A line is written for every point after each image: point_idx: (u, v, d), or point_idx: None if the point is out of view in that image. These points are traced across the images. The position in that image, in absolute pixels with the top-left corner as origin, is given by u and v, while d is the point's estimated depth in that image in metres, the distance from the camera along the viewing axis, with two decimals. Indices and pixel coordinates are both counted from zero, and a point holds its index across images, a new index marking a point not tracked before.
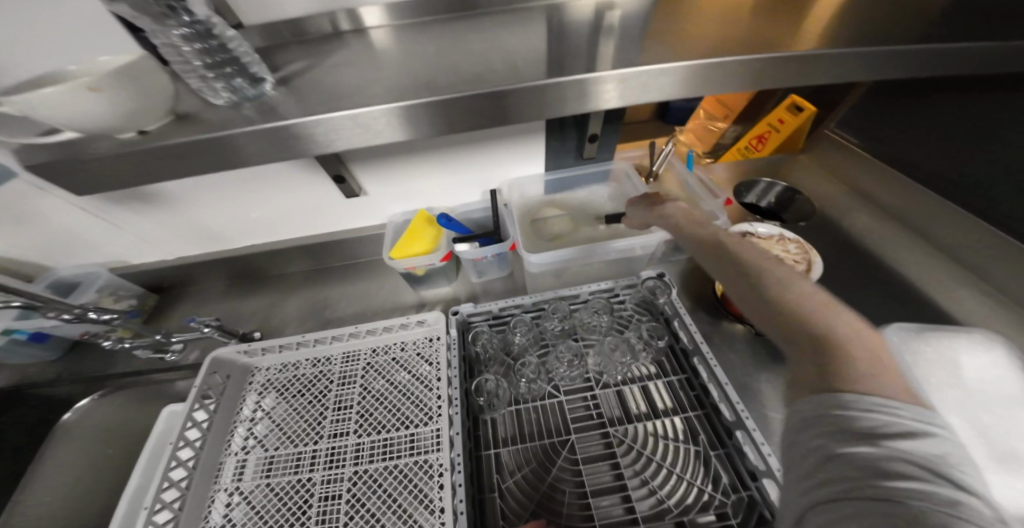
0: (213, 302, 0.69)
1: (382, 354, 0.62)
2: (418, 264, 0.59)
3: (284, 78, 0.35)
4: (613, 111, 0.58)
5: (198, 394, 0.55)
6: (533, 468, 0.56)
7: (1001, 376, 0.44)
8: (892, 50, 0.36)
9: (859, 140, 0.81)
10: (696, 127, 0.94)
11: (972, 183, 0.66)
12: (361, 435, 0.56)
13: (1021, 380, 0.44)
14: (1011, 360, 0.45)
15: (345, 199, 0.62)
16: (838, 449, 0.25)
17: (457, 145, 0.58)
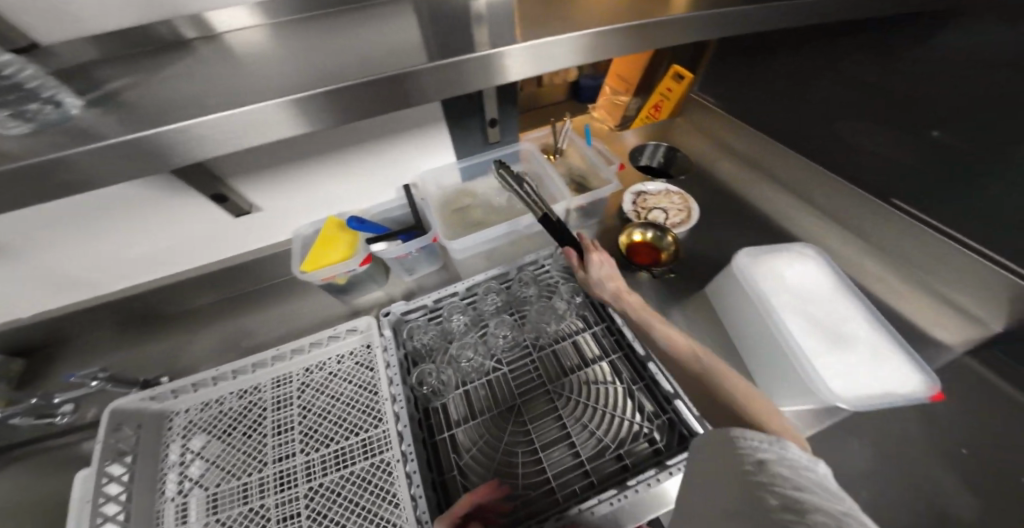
0: (103, 352, 0.63)
1: (316, 371, 0.61)
2: (338, 272, 0.58)
3: (105, 96, 0.32)
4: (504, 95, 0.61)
5: (104, 451, 0.50)
6: (487, 440, 0.59)
7: (816, 282, 0.56)
8: (719, 15, 0.40)
9: (717, 102, 0.93)
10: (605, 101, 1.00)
11: (810, 126, 0.77)
12: (309, 452, 0.55)
13: (830, 282, 0.56)
14: (825, 268, 0.57)
15: (233, 218, 0.58)
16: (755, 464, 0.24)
17: (345, 147, 0.56)
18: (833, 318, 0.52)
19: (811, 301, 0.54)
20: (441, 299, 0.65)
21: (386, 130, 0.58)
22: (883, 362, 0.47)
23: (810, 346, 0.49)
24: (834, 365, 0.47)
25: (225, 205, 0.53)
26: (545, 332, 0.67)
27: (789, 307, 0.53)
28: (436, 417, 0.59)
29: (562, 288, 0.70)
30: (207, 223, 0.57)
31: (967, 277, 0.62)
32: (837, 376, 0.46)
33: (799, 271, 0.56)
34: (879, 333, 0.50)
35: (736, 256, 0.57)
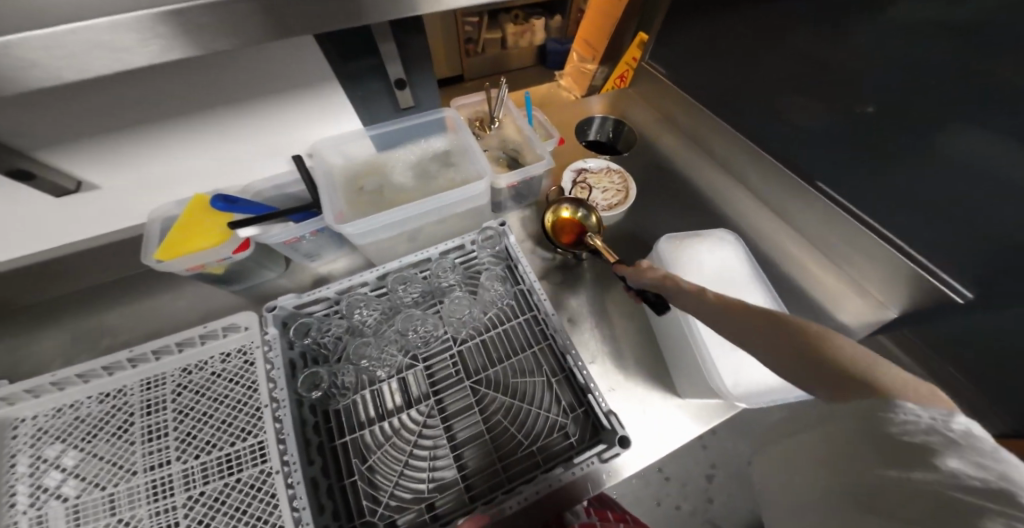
0: None
1: (196, 371, 0.54)
2: (207, 262, 0.49)
3: None
4: (405, 52, 0.52)
5: None
6: (397, 440, 0.54)
7: (731, 267, 0.54)
8: None
9: (662, 68, 0.86)
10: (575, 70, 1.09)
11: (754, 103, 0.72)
12: (188, 459, 0.49)
13: (745, 266, 0.54)
14: (739, 251, 0.55)
15: (57, 198, 0.50)
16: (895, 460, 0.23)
17: (187, 115, 0.48)
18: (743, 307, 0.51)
19: (724, 288, 0.52)
20: (344, 290, 0.58)
21: (244, 95, 0.49)
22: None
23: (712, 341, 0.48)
24: (731, 360, 0.47)
25: (35, 183, 0.45)
26: (464, 323, 0.62)
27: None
28: (338, 418, 0.54)
29: (488, 275, 0.65)
30: (28, 205, 0.50)
31: (876, 262, 0.63)
32: (732, 377, 0.46)
33: (716, 256, 0.54)
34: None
35: (656, 245, 0.53)
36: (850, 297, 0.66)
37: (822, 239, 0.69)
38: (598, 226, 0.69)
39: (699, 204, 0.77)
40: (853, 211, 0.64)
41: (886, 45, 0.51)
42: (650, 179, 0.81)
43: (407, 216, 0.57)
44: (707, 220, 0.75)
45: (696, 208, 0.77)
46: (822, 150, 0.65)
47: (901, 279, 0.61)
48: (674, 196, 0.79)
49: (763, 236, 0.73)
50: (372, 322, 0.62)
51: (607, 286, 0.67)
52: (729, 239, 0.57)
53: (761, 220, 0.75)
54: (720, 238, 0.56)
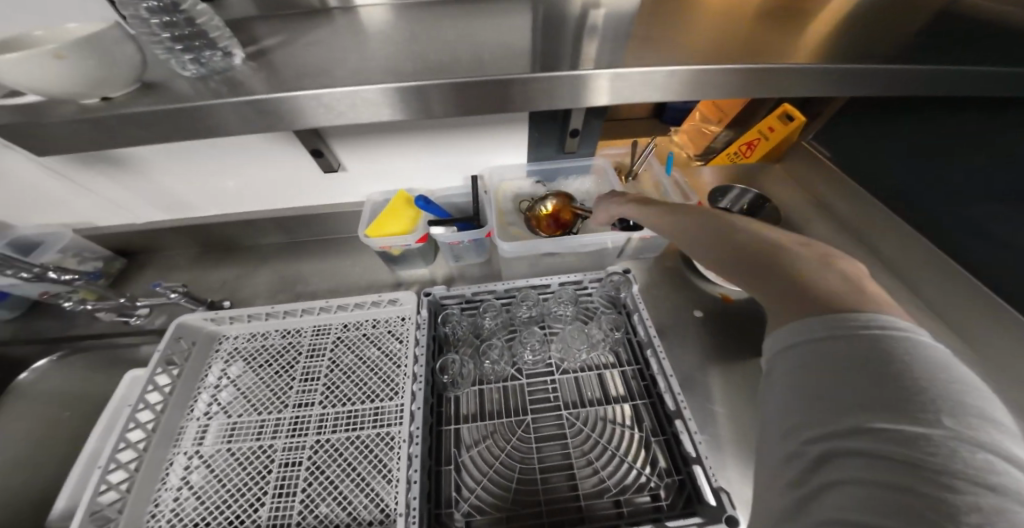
0: (180, 269, 0.76)
1: (353, 330, 0.66)
2: (394, 244, 0.61)
3: (253, 53, 0.39)
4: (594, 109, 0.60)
5: (161, 358, 0.59)
6: (491, 444, 0.58)
7: None
8: (832, 70, 0.39)
9: (829, 153, 0.84)
10: (690, 128, 0.95)
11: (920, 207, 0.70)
12: (326, 407, 0.59)
13: None
14: None
15: (324, 173, 0.66)
16: (866, 422, 0.21)
17: (426, 132, 0.61)
18: None
19: None
20: (480, 294, 0.66)
21: (461, 124, 0.61)
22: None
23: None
24: None
25: (320, 160, 0.60)
26: (573, 355, 0.65)
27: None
28: (448, 405, 0.60)
29: (602, 317, 0.67)
30: (292, 177, 0.67)
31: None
32: None
33: None
34: None
35: None
36: None
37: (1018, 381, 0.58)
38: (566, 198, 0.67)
39: None
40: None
41: None
42: None
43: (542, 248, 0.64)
44: None
45: None
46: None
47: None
48: None
49: None
50: (492, 329, 0.68)
51: (723, 358, 0.65)
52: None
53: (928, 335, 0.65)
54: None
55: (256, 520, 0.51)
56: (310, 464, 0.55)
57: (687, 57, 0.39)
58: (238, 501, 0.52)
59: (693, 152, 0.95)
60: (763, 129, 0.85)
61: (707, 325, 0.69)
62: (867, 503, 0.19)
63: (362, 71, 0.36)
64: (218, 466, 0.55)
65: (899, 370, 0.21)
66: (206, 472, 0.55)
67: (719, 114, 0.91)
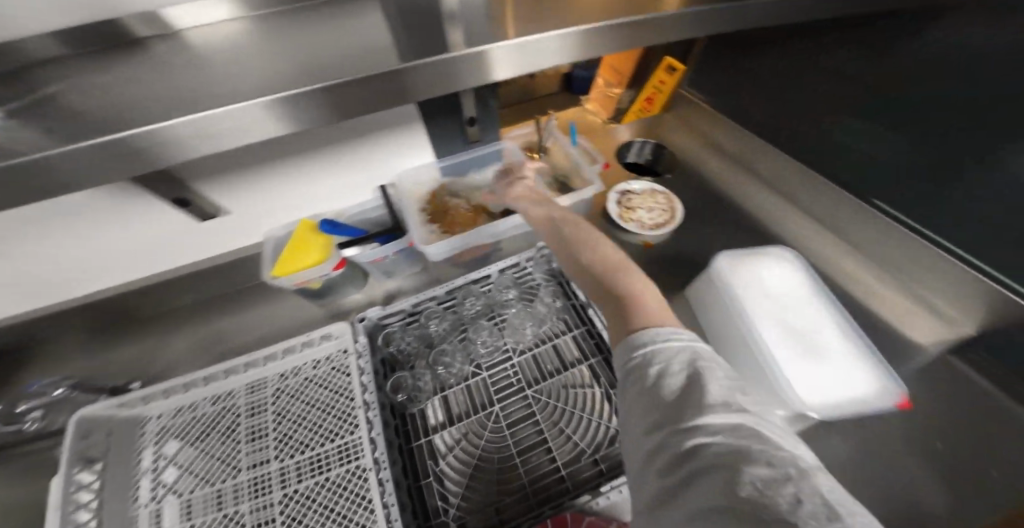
0: (65, 362, 0.64)
1: (293, 376, 0.61)
2: (309, 277, 0.56)
3: (43, 102, 0.33)
4: (480, 96, 0.59)
5: (71, 460, 0.50)
6: (466, 444, 0.57)
7: (789, 283, 0.52)
8: (698, 13, 0.39)
9: (704, 95, 0.92)
10: (598, 95, 0.99)
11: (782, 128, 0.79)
12: (285, 458, 0.55)
13: (808, 280, 0.52)
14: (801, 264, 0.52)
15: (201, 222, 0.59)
16: (690, 424, 0.25)
17: (307, 151, 0.57)
18: (813, 321, 0.49)
19: (787, 301, 0.51)
20: (418, 303, 0.64)
21: (348, 134, 0.57)
22: (856, 377, 0.44)
23: (775, 354, 0.46)
24: (801, 372, 0.44)
25: (191, 208, 0.53)
26: (524, 336, 0.65)
27: (762, 312, 0.50)
28: (412, 422, 0.58)
29: (544, 291, 0.69)
30: (171, 229, 0.61)
31: (951, 281, 0.61)
32: (810, 387, 0.43)
33: (773, 273, 0.53)
34: (856, 340, 0.47)
35: (711, 262, 0.53)
36: (922, 316, 0.65)
37: (890, 260, 0.68)
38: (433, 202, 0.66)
39: (743, 221, 0.80)
40: (920, 228, 0.63)
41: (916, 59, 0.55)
42: (691, 199, 0.85)
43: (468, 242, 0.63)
44: (754, 237, 0.78)
45: (741, 226, 0.79)
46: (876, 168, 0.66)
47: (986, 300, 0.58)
48: (718, 215, 0.82)
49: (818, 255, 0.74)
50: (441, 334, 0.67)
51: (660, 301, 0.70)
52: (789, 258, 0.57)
53: (810, 234, 0.76)
54: (787, 255, 0.54)
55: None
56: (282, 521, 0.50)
57: (559, 21, 0.37)
58: None
59: (607, 117, 0.98)
60: (656, 82, 0.92)
61: None
62: (708, 494, 0.21)
63: (184, 99, 0.31)
64: None
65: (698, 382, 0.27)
66: None
67: (619, 76, 0.96)
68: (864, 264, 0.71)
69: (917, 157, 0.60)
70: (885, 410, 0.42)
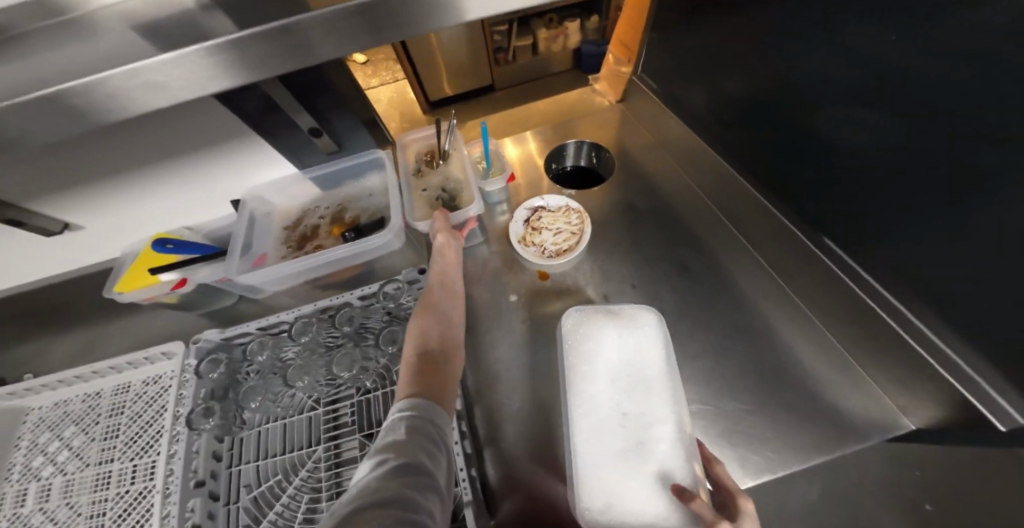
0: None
1: (150, 384, 0.58)
2: (156, 294, 0.56)
3: None
4: (310, 98, 0.51)
5: None
6: (278, 481, 0.46)
7: (645, 360, 0.50)
8: None
9: (656, 86, 0.78)
10: (609, 73, 0.93)
11: (727, 129, 0.62)
12: (125, 460, 0.52)
13: (666, 362, 0.49)
14: (664, 343, 0.50)
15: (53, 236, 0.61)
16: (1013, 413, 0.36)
17: (126, 168, 0.55)
18: (650, 413, 0.46)
19: (635, 384, 0.48)
20: (269, 325, 0.55)
21: (184, 144, 0.55)
22: (671, 474, 0.42)
23: (593, 447, 0.45)
24: (606, 479, 0.43)
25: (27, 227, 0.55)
26: (378, 365, 0.53)
27: (593, 397, 0.48)
28: (238, 448, 0.49)
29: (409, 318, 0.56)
30: (37, 245, 0.63)
31: (900, 360, 0.45)
32: (602, 495, 0.42)
33: (625, 349, 0.50)
34: (689, 445, 0.43)
35: (561, 323, 0.53)
36: (866, 388, 0.51)
37: (831, 314, 0.53)
38: (296, 225, 0.61)
39: (676, 249, 0.68)
40: (852, 276, 0.48)
41: None
42: (616, 218, 0.73)
43: (305, 268, 0.56)
44: (684, 270, 0.65)
45: (673, 252, 0.67)
46: (807, 194, 0.52)
47: (914, 376, 0.44)
48: (650, 235, 0.70)
49: (746, 287, 0.62)
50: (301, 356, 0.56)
51: (544, 340, 0.60)
52: (655, 326, 0.52)
53: (749, 269, 0.63)
54: (653, 328, 0.51)
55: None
56: (110, 522, 0.48)
57: None
58: None
59: (613, 97, 0.91)
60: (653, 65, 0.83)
61: (526, 307, 0.63)
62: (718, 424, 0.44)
63: None
64: None
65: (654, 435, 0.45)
66: None
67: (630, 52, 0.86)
68: (809, 315, 0.57)
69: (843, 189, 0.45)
70: None
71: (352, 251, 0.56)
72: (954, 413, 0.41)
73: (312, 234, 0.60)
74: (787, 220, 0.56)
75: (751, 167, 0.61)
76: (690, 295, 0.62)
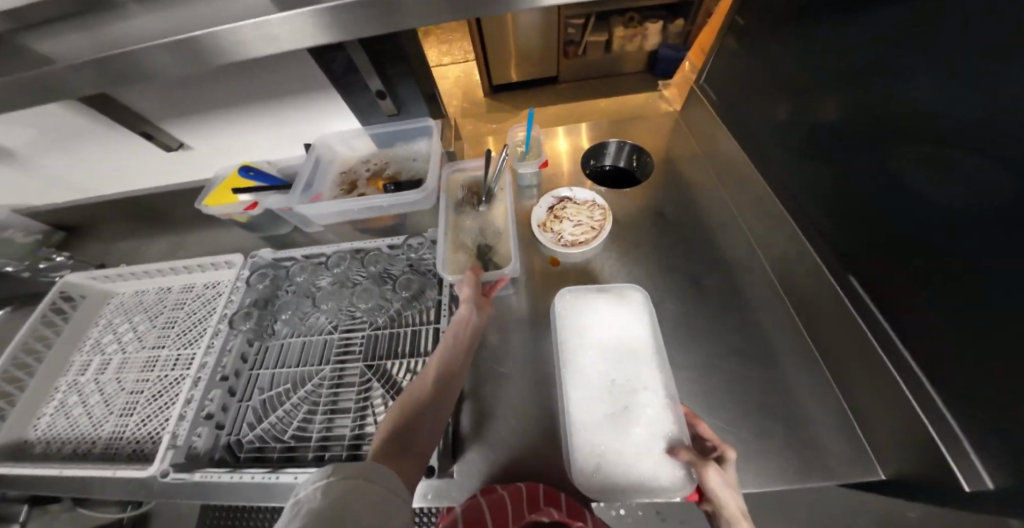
0: (115, 241, 0.88)
1: (205, 291, 0.70)
2: (234, 212, 0.67)
3: None
4: (384, 65, 0.58)
5: (49, 303, 0.65)
6: (286, 389, 0.55)
7: (633, 336, 0.53)
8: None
9: (713, 97, 0.77)
10: (679, 80, 0.92)
11: (777, 149, 0.61)
12: (171, 348, 0.63)
13: (651, 339, 0.53)
14: (650, 319, 0.54)
15: (169, 152, 0.75)
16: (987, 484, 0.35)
17: (230, 104, 0.67)
18: (637, 384, 0.50)
19: (623, 358, 0.52)
20: (310, 255, 0.66)
21: (277, 91, 0.65)
22: (659, 430, 0.46)
23: (585, 409, 0.49)
24: (601, 442, 0.46)
25: (154, 141, 0.69)
26: (387, 310, 0.61)
27: (586, 368, 0.52)
28: (262, 354, 0.59)
29: (422, 275, 0.62)
30: (156, 158, 0.78)
31: (890, 410, 0.44)
32: (595, 454, 0.46)
33: (615, 324, 0.55)
34: (672, 415, 0.47)
35: (558, 295, 0.57)
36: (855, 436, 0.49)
37: (836, 352, 0.52)
38: (350, 179, 0.70)
39: (694, 262, 0.68)
40: (866, 319, 0.47)
41: (925, 77, 0.36)
42: (642, 221, 0.74)
43: (348, 209, 0.64)
44: (696, 283, 0.66)
45: (690, 265, 0.68)
46: (842, 227, 0.50)
47: (901, 430, 0.43)
48: (672, 244, 0.70)
49: (754, 310, 0.61)
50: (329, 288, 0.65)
51: (544, 320, 0.65)
52: (643, 303, 0.56)
53: (763, 295, 0.62)
54: (639, 303, 0.56)
55: (102, 434, 0.56)
56: (148, 397, 0.58)
57: None
58: (83, 429, 0.57)
59: (676, 105, 0.90)
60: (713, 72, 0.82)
61: (534, 286, 0.68)
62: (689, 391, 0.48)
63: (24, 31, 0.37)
64: (82, 394, 0.61)
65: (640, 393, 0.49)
66: (76, 397, 0.61)
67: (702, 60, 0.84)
68: (813, 350, 0.56)
69: (882, 226, 0.44)
70: (673, 496, 0.43)
71: (386, 201, 0.63)
72: (927, 471, 0.40)
73: (362, 185, 0.68)
74: (812, 253, 0.55)
75: (789, 192, 0.60)
76: (697, 308, 0.63)
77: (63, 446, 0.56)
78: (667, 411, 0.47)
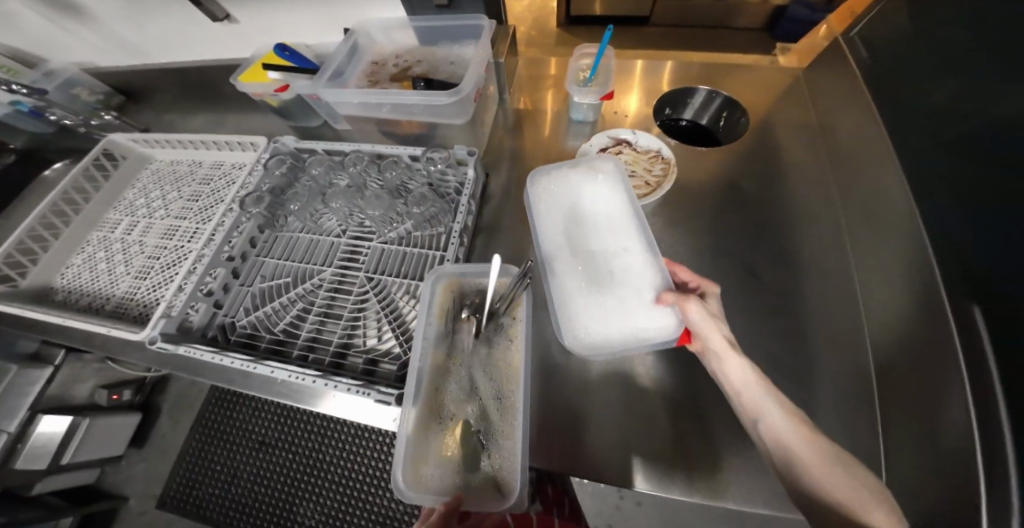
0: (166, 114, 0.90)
1: (229, 171, 0.69)
2: (264, 93, 0.63)
3: None
4: None
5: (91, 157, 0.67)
6: (286, 283, 0.54)
7: (608, 203, 0.49)
8: None
9: (857, 48, 0.58)
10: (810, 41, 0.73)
11: (925, 126, 0.46)
12: (190, 221, 0.64)
13: (627, 200, 0.49)
14: (623, 181, 0.50)
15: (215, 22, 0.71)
16: None
17: None
18: (613, 242, 0.46)
19: (597, 222, 0.48)
20: (331, 153, 0.62)
21: None
22: (643, 282, 0.42)
23: (567, 286, 0.43)
24: (585, 298, 0.42)
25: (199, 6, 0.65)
26: (397, 225, 0.56)
27: (561, 234, 0.48)
28: (270, 242, 0.58)
29: (440, 196, 0.57)
30: (204, 29, 0.75)
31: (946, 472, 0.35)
32: (581, 309, 0.42)
33: (592, 193, 0.50)
34: (656, 268, 0.43)
35: (537, 168, 0.53)
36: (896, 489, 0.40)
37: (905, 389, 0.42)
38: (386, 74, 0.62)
39: (758, 246, 0.56)
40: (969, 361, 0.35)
41: None
42: (707, 188, 0.62)
43: (374, 105, 0.57)
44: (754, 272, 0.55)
45: (752, 249, 0.56)
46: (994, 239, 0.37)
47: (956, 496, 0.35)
48: (736, 221, 0.59)
49: (819, 318, 0.50)
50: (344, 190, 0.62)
51: None
52: (616, 169, 0.52)
53: (836, 302, 0.51)
54: (611, 169, 0.52)
55: (116, 292, 0.59)
56: (163, 264, 0.60)
57: None
58: (107, 281, 0.61)
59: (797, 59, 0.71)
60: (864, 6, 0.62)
61: None
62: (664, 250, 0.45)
63: None
64: (110, 249, 0.64)
65: (616, 243, 0.46)
66: (105, 250, 0.64)
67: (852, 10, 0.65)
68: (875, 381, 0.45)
69: None
70: (669, 341, 0.39)
71: (416, 103, 0.56)
72: None
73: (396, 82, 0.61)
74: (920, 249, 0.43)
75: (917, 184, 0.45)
76: (747, 300, 0.53)
77: (84, 297, 0.60)
78: (646, 260, 0.44)
